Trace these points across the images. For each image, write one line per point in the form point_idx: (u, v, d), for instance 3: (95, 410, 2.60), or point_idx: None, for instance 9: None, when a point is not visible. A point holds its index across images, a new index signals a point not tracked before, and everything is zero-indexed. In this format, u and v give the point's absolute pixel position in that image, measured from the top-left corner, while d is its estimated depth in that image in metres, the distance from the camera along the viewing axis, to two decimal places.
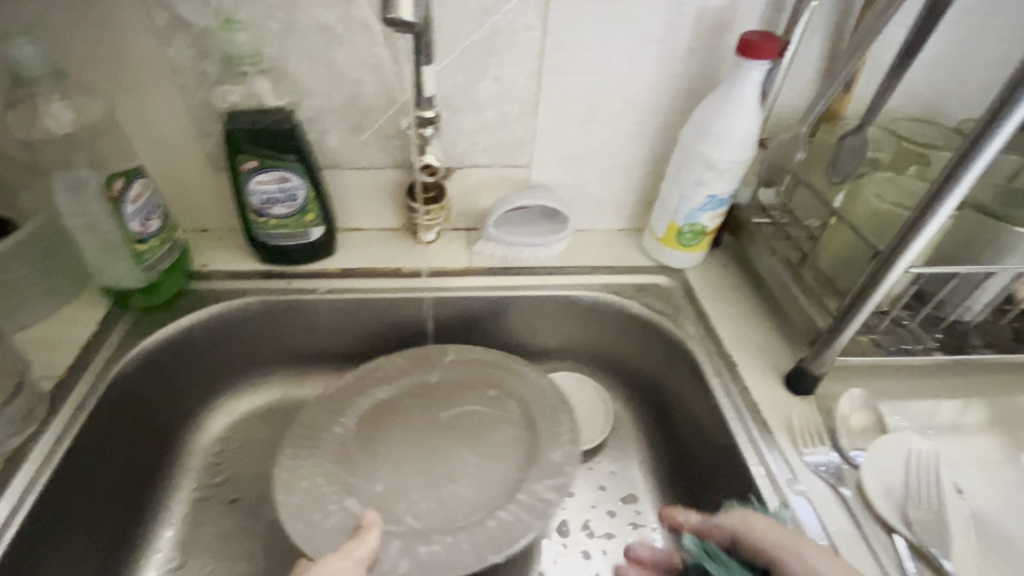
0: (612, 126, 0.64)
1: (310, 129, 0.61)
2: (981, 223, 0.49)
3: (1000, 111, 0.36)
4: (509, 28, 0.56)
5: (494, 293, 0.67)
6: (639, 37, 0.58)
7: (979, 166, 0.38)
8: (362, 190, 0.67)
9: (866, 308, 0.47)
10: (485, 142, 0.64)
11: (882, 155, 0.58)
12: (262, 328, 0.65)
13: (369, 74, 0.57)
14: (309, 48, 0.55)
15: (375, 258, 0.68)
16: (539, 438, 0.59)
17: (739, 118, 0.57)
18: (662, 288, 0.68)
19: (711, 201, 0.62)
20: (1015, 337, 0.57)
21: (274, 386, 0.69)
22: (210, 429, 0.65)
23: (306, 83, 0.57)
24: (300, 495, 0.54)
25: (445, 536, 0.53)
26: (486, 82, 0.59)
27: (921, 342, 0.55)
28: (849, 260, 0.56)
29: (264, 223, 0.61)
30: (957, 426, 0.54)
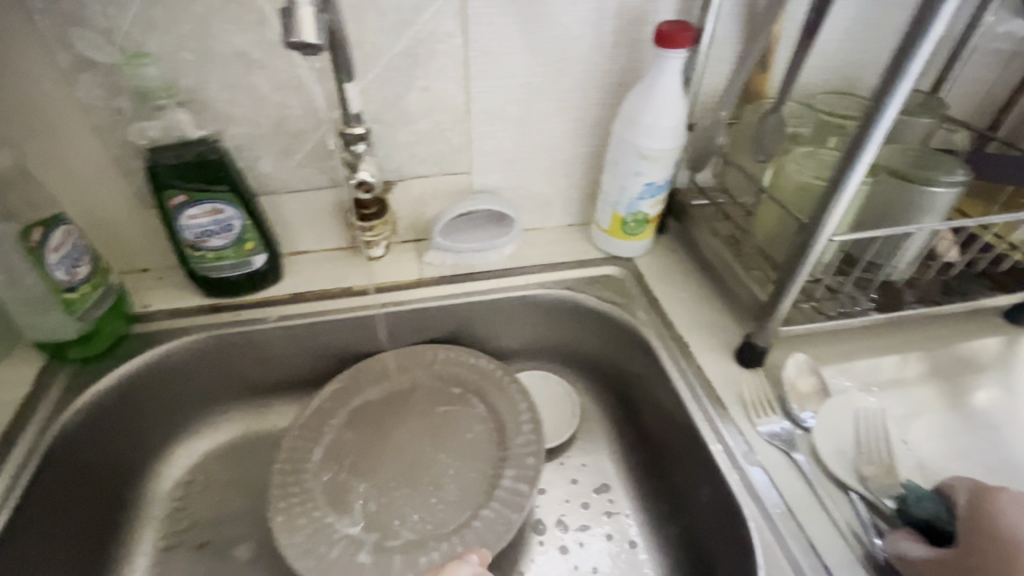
0: (547, 125, 0.65)
1: (239, 157, 0.59)
2: (895, 187, 0.51)
3: (892, 80, 0.38)
4: (430, 38, 0.55)
5: (449, 301, 0.67)
6: (562, 36, 0.58)
7: (881, 135, 0.40)
8: (302, 213, 0.66)
9: (799, 277, 0.49)
10: (423, 153, 0.64)
11: (803, 129, 0.61)
12: (212, 363, 0.64)
13: (293, 96, 0.56)
14: (226, 75, 0.54)
15: (323, 280, 0.67)
16: (507, 434, 0.58)
17: (665, 107, 0.58)
18: (614, 278, 0.69)
19: (649, 188, 0.63)
20: (944, 290, 0.60)
21: (232, 421, 0.67)
22: (168, 473, 0.63)
23: (228, 111, 0.56)
24: (302, 532, 0.52)
25: (441, 543, 0.52)
26: (414, 93, 0.59)
27: (859, 304, 0.58)
28: (779, 231, 0.57)
29: (202, 257, 0.59)
30: (899, 380, 0.57)
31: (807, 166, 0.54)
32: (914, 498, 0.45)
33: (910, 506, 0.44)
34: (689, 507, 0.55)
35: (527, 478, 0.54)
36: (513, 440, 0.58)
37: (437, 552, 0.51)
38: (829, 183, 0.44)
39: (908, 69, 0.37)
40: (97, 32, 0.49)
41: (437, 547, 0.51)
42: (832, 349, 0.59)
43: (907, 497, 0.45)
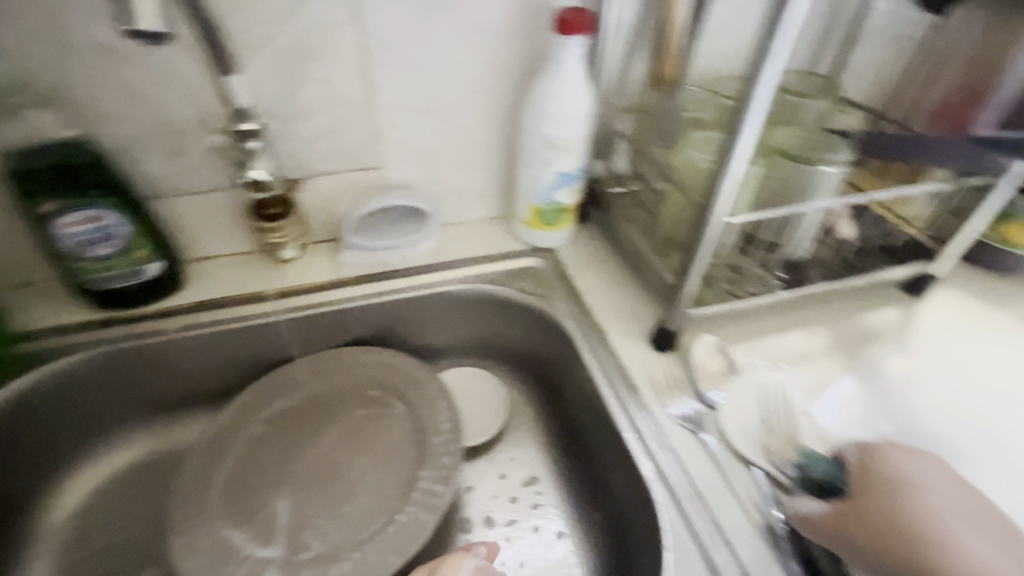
0: (457, 116, 0.64)
1: (122, 159, 0.55)
2: (785, 167, 0.53)
3: (759, 63, 0.38)
4: (320, 28, 0.53)
5: (364, 301, 0.64)
6: (461, 24, 0.57)
7: (757, 116, 0.40)
8: (202, 216, 0.62)
9: (699, 259, 0.50)
10: (327, 149, 0.62)
11: (704, 114, 0.59)
12: (109, 381, 0.60)
13: (175, 93, 0.53)
14: (95, 72, 0.50)
15: (230, 285, 0.63)
16: (425, 434, 0.57)
17: (569, 95, 0.57)
18: (535, 269, 0.69)
19: (561, 177, 0.63)
20: (845, 266, 0.63)
21: (137, 442, 0.63)
22: (64, 502, 0.59)
23: (101, 109, 0.52)
24: (205, 554, 0.50)
25: (353, 552, 0.50)
26: (309, 86, 0.56)
27: (766, 284, 0.60)
28: (681, 218, 0.58)
29: (86, 268, 0.55)
30: (805, 354, 0.59)
31: (704, 149, 0.54)
32: (809, 463, 0.47)
33: (805, 471, 0.47)
34: (610, 492, 0.56)
35: (443, 478, 0.54)
36: (430, 440, 0.57)
37: (348, 562, 0.50)
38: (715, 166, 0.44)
39: (773, 50, 0.37)
40: None
41: (349, 557, 0.50)
42: (742, 328, 0.61)
43: (803, 462, 0.48)
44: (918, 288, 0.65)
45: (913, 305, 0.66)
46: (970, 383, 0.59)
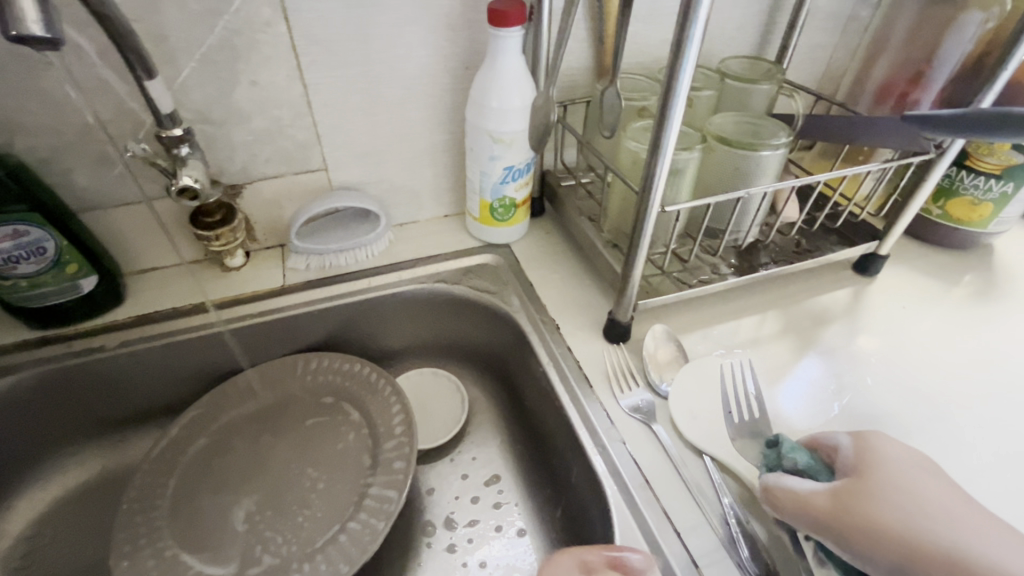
0: (401, 114, 0.62)
1: (47, 171, 0.53)
2: (725, 154, 0.53)
3: (680, 49, 0.37)
4: (246, 27, 0.51)
5: (314, 307, 0.63)
6: (396, 20, 0.55)
7: (682, 102, 0.39)
8: (139, 227, 0.60)
9: (641, 251, 0.50)
10: (266, 153, 0.60)
11: (647, 102, 0.59)
12: (49, 402, 0.58)
13: (96, 99, 0.51)
14: (7, 80, 0.47)
15: (174, 297, 0.62)
16: (379, 439, 0.57)
17: (509, 88, 0.57)
18: (489, 266, 0.68)
19: (509, 172, 0.62)
20: (795, 249, 0.63)
21: (84, 463, 0.61)
22: (7, 530, 0.56)
23: (18, 119, 0.49)
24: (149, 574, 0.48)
25: (304, 564, 0.49)
26: (241, 88, 0.55)
27: (717, 271, 0.60)
28: (627, 211, 0.58)
29: (13, 286, 0.53)
30: (757, 339, 0.60)
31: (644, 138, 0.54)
32: (789, 450, 0.44)
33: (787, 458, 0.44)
34: (567, 487, 0.55)
35: (395, 483, 0.53)
36: (385, 444, 0.56)
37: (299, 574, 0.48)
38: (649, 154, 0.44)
39: (691, 36, 0.36)
40: None
41: (300, 569, 0.49)
42: (695, 316, 0.61)
43: (782, 449, 0.45)
44: (872, 270, 0.66)
45: (864, 284, 0.66)
46: (921, 358, 0.60)
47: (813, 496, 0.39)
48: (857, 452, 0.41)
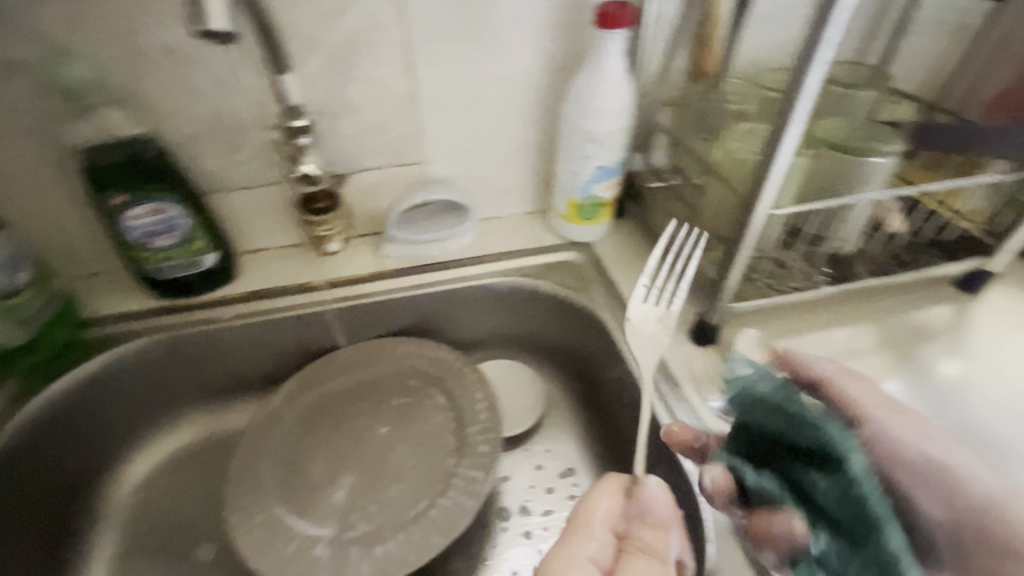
0: (498, 111, 0.65)
1: (183, 155, 0.58)
2: (837, 159, 0.52)
3: (812, 49, 0.39)
4: (367, 27, 0.55)
5: (405, 293, 0.66)
6: (502, 21, 0.58)
7: (810, 100, 0.41)
8: (253, 210, 0.65)
9: (743, 251, 0.51)
10: (371, 145, 0.63)
11: (749, 106, 0.57)
12: (168, 365, 0.63)
13: (231, 91, 0.55)
14: (161, 72, 0.53)
15: (279, 276, 0.66)
16: (464, 422, 0.59)
17: (610, 89, 0.58)
18: (572, 263, 0.69)
19: (600, 171, 0.63)
20: (895, 261, 0.61)
21: (191, 424, 0.66)
22: (128, 479, 0.63)
23: (165, 108, 0.55)
24: (257, 528, 0.52)
25: (397, 533, 0.52)
26: (356, 83, 0.58)
27: (810, 278, 0.59)
28: (723, 213, 0.57)
29: (149, 258, 0.58)
30: (850, 351, 0.58)
31: (751, 142, 0.53)
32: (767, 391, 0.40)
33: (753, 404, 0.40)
34: None
35: (482, 464, 0.55)
36: (469, 427, 0.59)
37: (393, 541, 0.51)
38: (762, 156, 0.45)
39: (825, 37, 0.38)
40: (18, 32, 0.48)
41: (393, 536, 0.52)
42: (785, 323, 0.60)
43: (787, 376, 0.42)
44: (973, 288, 0.63)
45: (969, 301, 0.63)
46: None
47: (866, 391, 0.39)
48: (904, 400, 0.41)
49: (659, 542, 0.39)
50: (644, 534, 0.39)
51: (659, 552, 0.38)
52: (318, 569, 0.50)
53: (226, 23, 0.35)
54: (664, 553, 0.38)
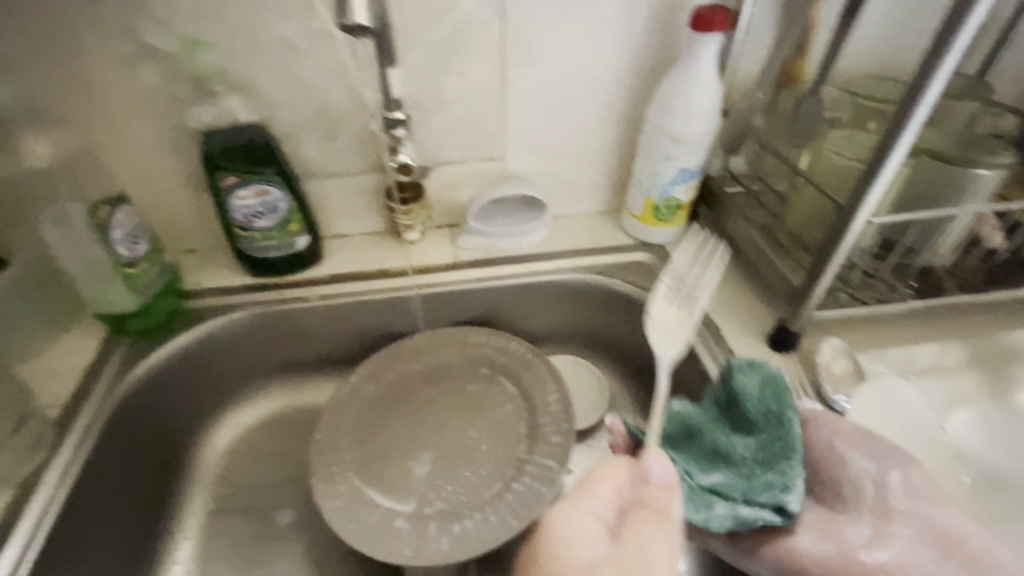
0: (580, 111, 0.66)
1: (285, 142, 0.62)
2: (942, 169, 0.51)
3: (935, 58, 0.38)
4: (466, 25, 0.57)
5: (480, 284, 0.68)
6: (595, 22, 0.59)
7: (925, 110, 0.40)
8: (342, 197, 0.68)
9: (834, 262, 0.50)
10: (457, 140, 0.66)
11: (841, 115, 0.57)
12: (257, 340, 0.67)
13: (335, 83, 0.59)
14: (275, 63, 0.56)
15: (362, 261, 0.69)
16: (535, 412, 0.61)
17: (699, 93, 0.58)
18: (644, 263, 0.70)
19: (682, 173, 0.63)
20: (987, 279, 0.59)
21: (274, 397, 0.71)
22: (216, 445, 0.67)
23: (275, 97, 0.58)
24: (342, 498, 0.55)
25: (475, 513, 0.55)
26: (451, 79, 0.61)
27: (896, 291, 0.58)
28: (815, 219, 0.57)
29: (249, 237, 0.62)
30: (937, 367, 0.57)
31: (847, 148, 0.54)
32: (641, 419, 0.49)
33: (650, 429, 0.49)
34: None
35: (556, 454, 0.57)
36: (540, 418, 0.61)
37: (470, 520, 0.54)
38: (865, 169, 0.45)
39: (951, 46, 0.37)
40: (157, 22, 0.52)
41: (470, 516, 0.54)
42: (867, 334, 0.59)
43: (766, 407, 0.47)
44: None
45: None
46: None
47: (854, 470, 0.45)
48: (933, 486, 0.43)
49: (665, 499, 0.37)
50: (646, 492, 0.37)
51: (663, 508, 0.36)
52: (400, 539, 0.53)
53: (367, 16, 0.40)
54: (666, 510, 0.36)
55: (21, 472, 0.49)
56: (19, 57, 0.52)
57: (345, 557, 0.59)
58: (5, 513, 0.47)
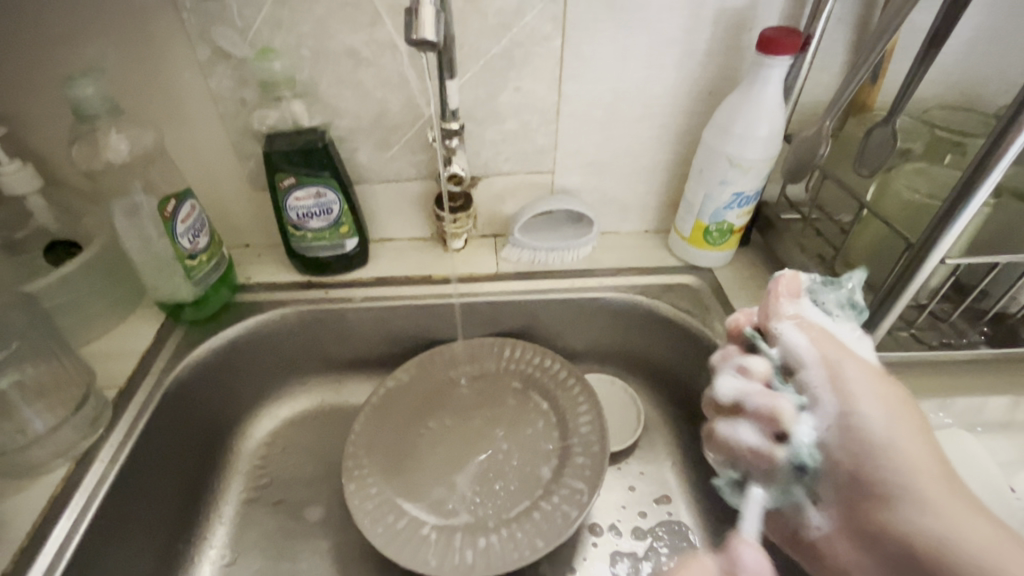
0: (634, 129, 0.65)
1: (341, 147, 0.64)
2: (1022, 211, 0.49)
3: None
4: (527, 40, 0.57)
5: (521, 297, 0.68)
6: (657, 40, 0.58)
7: (1014, 151, 0.38)
8: (392, 202, 0.70)
9: (898, 304, 0.47)
10: (508, 152, 0.66)
11: (914, 145, 0.58)
12: (301, 336, 0.69)
13: (395, 93, 0.60)
14: (339, 71, 0.58)
15: (407, 266, 0.70)
16: (568, 431, 0.62)
17: (763, 115, 0.56)
18: (690, 287, 0.68)
19: (737, 198, 0.61)
20: None
21: (313, 392, 0.72)
22: (254, 434, 0.69)
23: (336, 104, 0.60)
24: (373, 501, 0.57)
25: (501, 528, 0.56)
26: (507, 93, 0.61)
27: (964, 336, 0.55)
28: (879, 253, 0.57)
29: (302, 237, 0.64)
30: (1007, 423, 0.53)
31: (919, 184, 0.54)
32: (833, 307, 0.43)
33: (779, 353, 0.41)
34: None
35: (584, 477, 0.58)
36: (572, 438, 0.61)
37: (495, 535, 0.55)
38: (944, 205, 0.42)
39: None
40: (233, 29, 0.54)
41: (496, 531, 0.55)
42: (927, 381, 0.55)
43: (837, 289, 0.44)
44: None
45: None
46: None
47: (852, 412, 0.37)
48: (876, 444, 0.35)
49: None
50: None
51: None
52: (426, 548, 0.54)
53: (434, 34, 0.42)
54: None
55: (77, 448, 0.52)
56: (105, 58, 0.55)
57: (369, 558, 0.60)
58: (62, 486, 0.50)
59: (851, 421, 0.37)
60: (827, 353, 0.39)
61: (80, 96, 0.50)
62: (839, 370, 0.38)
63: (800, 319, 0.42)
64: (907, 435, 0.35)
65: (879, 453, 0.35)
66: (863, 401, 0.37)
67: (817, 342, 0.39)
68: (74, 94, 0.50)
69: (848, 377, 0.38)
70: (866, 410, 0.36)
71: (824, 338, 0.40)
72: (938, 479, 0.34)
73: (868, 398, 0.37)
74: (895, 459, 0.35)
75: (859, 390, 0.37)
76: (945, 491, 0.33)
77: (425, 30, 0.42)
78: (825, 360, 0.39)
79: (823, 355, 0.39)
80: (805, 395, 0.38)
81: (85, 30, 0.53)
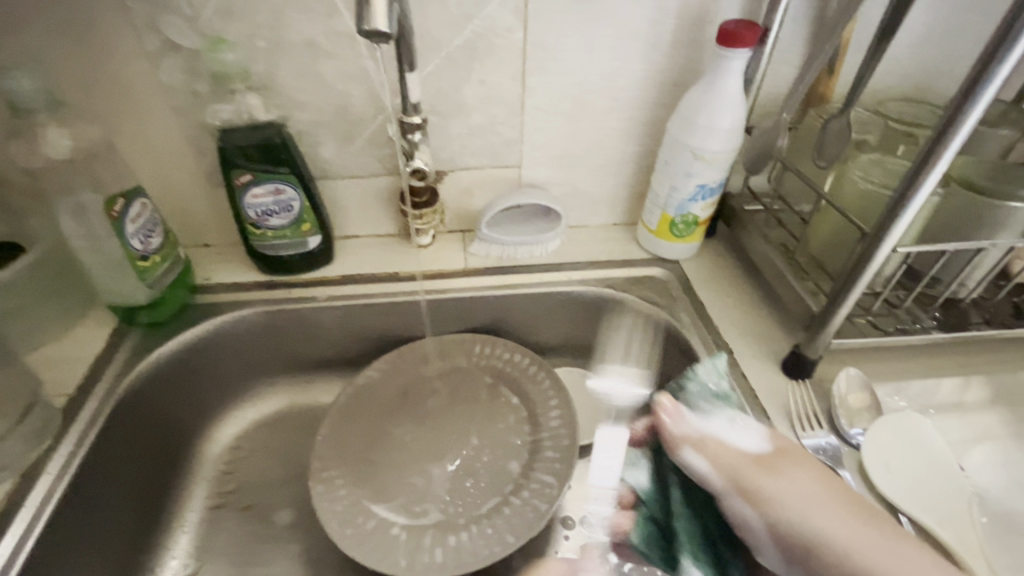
0: (600, 122, 0.65)
1: (302, 142, 0.62)
2: (969, 200, 0.51)
3: (975, 88, 0.37)
4: (490, 32, 0.56)
5: (490, 292, 0.67)
6: (620, 32, 0.58)
7: (959, 140, 0.39)
8: (356, 198, 0.68)
9: (855, 291, 0.48)
10: (474, 146, 0.65)
11: (869, 137, 0.59)
12: (264, 337, 0.67)
13: (355, 85, 0.58)
14: (296, 63, 0.56)
15: (373, 263, 0.69)
16: (538, 426, 0.62)
17: (724, 108, 0.56)
18: (657, 280, 0.68)
19: (701, 191, 0.62)
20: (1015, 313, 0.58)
21: (279, 394, 0.71)
22: (218, 439, 0.67)
23: (294, 97, 0.58)
24: (342, 503, 0.56)
25: (471, 526, 0.55)
26: (471, 85, 0.60)
27: (919, 322, 0.56)
28: (837, 243, 0.58)
29: (262, 234, 0.62)
30: (958, 404, 0.55)
31: (874, 174, 0.55)
32: (703, 405, 0.51)
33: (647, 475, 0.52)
34: None
35: (554, 471, 0.58)
36: (542, 433, 0.61)
37: (466, 533, 0.55)
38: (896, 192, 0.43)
39: (991, 77, 0.36)
40: (182, 19, 0.52)
41: (467, 529, 0.55)
42: (883, 366, 0.57)
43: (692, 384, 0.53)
44: None
45: None
46: None
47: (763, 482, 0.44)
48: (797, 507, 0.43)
49: None
50: None
51: None
52: (395, 548, 0.54)
53: (388, 24, 0.41)
54: None
55: (23, 461, 0.50)
56: (43, 49, 0.52)
57: (338, 561, 0.59)
58: (6, 501, 0.48)
59: (765, 500, 0.44)
60: (729, 462, 0.46)
61: (14, 89, 0.47)
62: (737, 470, 0.46)
63: (697, 441, 0.48)
64: (803, 483, 0.44)
65: (791, 514, 0.43)
66: (778, 488, 0.44)
67: (716, 465, 0.46)
68: (8, 87, 0.47)
69: (754, 488, 0.44)
70: (769, 484, 0.44)
71: (722, 445, 0.47)
72: (843, 511, 0.42)
73: (775, 479, 0.44)
74: (805, 516, 0.42)
75: (760, 484, 0.44)
76: (850, 517, 0.42)
77: (379, 20, 0.41)
78: (730, 485, 0.45)
79: (717, 463, 0.47)
80: (726, 505, 0.45)
81: (19, 19, 0.50)
